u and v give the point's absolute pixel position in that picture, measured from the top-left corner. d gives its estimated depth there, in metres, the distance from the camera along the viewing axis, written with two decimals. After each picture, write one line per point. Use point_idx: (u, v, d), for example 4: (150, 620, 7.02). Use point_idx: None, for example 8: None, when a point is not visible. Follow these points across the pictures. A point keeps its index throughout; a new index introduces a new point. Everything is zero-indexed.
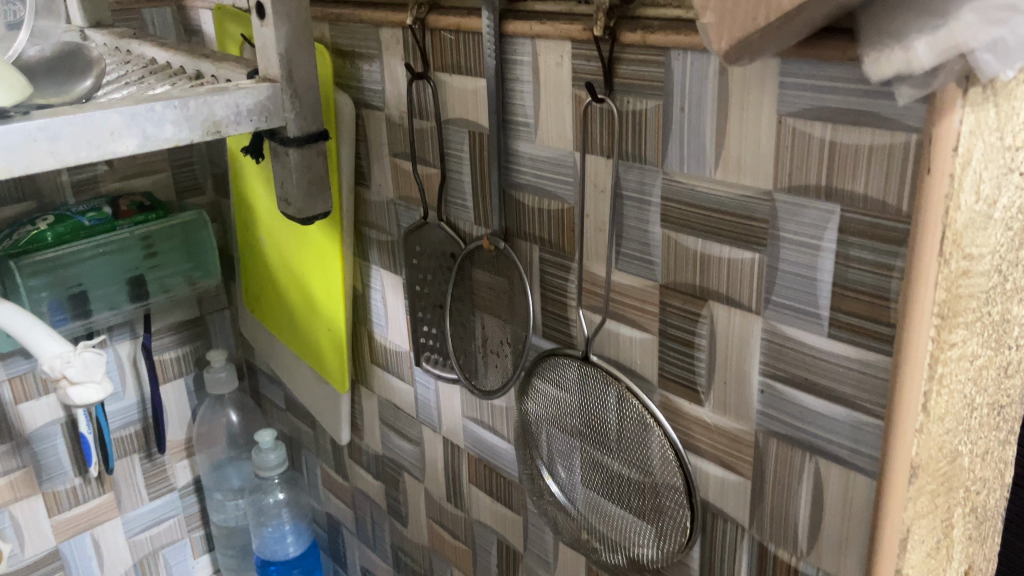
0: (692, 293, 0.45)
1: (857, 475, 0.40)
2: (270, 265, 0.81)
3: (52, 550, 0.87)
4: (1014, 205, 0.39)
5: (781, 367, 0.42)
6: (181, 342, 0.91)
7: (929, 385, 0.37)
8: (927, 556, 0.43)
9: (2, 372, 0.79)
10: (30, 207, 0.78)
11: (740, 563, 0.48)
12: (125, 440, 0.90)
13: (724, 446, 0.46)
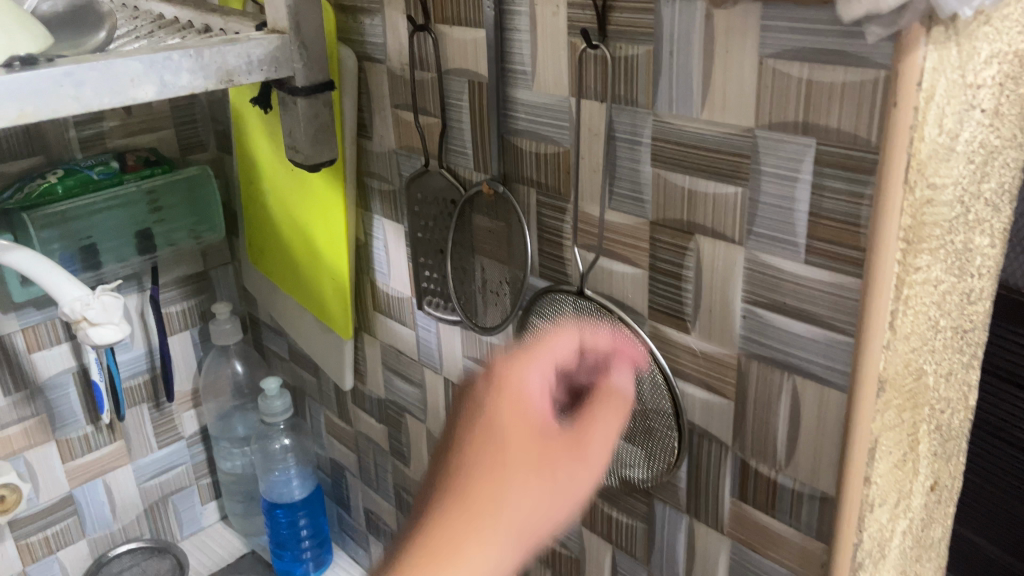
0: (680, 228, 0.48)
1: (830, 390, 0.44)
2: (274, 217, 0.83)
3: (66, 495, 0.90)
4: (975, 140, 0.42)
5: (762, 294, 0.45)
6: (187, 296, 0.94)
7: (895, 304, 0.41)
8: (894, 468, 0.47)
9: (15, 322, 0.82)
10: (40, 162, 0.80)
11: (724, 480, 0.51)
12: (135, 389, 0.93)
13: (709, 371, 0.50)
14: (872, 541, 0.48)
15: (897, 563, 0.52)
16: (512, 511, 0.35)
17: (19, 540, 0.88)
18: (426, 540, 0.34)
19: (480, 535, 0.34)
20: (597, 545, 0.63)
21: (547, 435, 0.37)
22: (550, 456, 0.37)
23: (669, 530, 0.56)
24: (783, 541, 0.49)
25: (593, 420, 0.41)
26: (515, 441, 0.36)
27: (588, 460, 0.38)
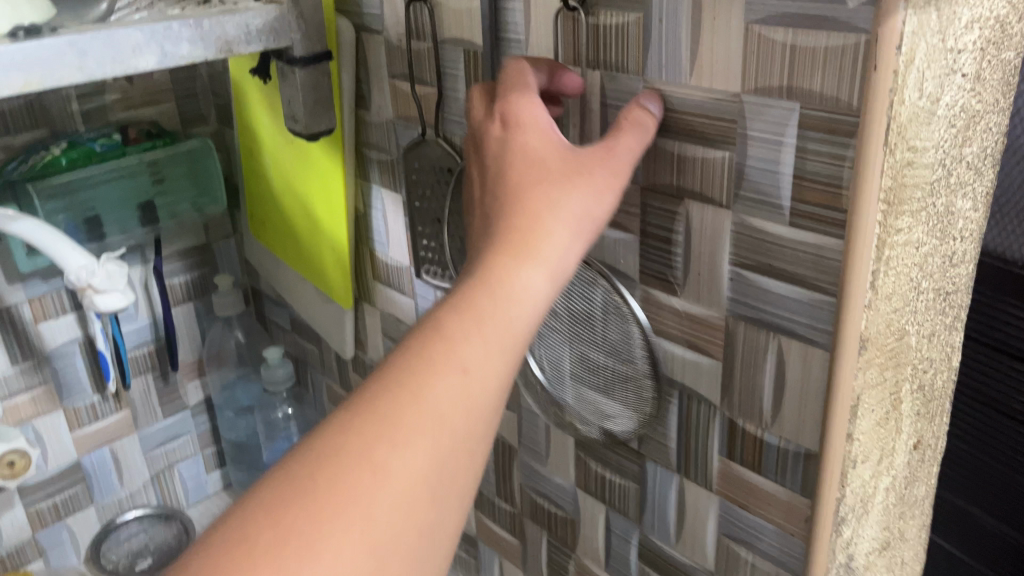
0: (670, 193, 0.49)
1: (814, 348, 0.45)
2: (275, 189, 0.85)
3: (74, 462, 0.92)
4: (956, 104, 0.43)
5: (748, 256, 0.46)
6: (191, 268, 0.95)
7: (876, 265, 0.42)
8: (877, 426, 0.49)
9: (22, 293, 0.83)
10: (43, 135, 0.81)
11: (713, 438, 0.53)
12: (140, 359, 0.94)
13: (698, 332, 0.51)
14: (854, 496, 0.50)
15: (880, 519, 0.53)
16: (566, 205, 0.39)
17: (29, 507, 0.90)
18: (481, 263, 0.38)
19: (527, 264, 0.37)
20: (592, 505, 0.65)
21: (583, 150, 0.42)
22: (582, 164, 0.41)
23: (660, 489, 0.58)
24: (769, 497, 0.51)
25: (622, 130, 0.44)
26: (552, 159, 0.41)
27: (615, 155, 0.43)
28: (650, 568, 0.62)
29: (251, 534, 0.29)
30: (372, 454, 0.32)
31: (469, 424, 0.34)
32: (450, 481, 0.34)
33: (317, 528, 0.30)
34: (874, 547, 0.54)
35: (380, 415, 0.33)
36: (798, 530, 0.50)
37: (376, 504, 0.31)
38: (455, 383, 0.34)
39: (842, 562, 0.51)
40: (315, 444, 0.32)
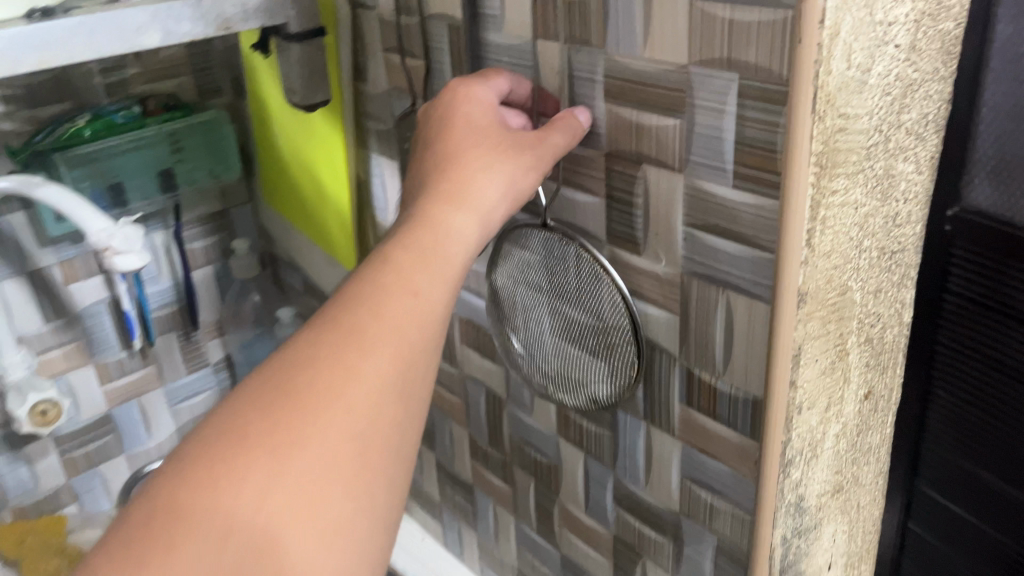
0: (630, 158, 0.53)
1: (757, 303, 0.49)
2: (284, 156, 0.89)
3: (104, 414, 0.99)
4: (889, 73, 0.46)
5: (699, 216, 0.50)
6: (209, 233, 1.00)
7: (811, 225, 0.46)
8: (822, 375, 0.52)
9: (53, 256, 0.89)
10: (69, 107, 0.86)
11: (674, 388, 0.57)
12: (164, 319, 1.01)
13: (657, 288, 0.55)
14: (802, 440, 0.54)
15: (831, 464, 0.57)
16: (495, 171, 0.50)
17: (64, 455, 0.97)
18: (423, 217, 0.48)
19: (461, 209, 0.49)
20: (572, 452, 0.69)
21: (517, 133, 0.52)
22: (513, 141, 0.52)
23: (630, 435, 0.63)
24: (723, 441, 0.55)
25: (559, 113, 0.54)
26: (486, 134, 0.52)
27: (545, 142, 0.52)
28: (624, 508, 0.67)
29: (252, 418, 0.38)
30: (344, 359, 0.40)
31: (423, 331, 0.43)
32: (415, 376, 0.42)
33: (306, 409, 0.38)
34: (824, 489, 0.58)
35: (348, 325, 0.41)
36: (749, 471, 0.55)
37: (352, 397, 0.39)
38: (407, 300, 0.43)
39: (792, 501, 0.56)
40: (297, 351, 0.41)
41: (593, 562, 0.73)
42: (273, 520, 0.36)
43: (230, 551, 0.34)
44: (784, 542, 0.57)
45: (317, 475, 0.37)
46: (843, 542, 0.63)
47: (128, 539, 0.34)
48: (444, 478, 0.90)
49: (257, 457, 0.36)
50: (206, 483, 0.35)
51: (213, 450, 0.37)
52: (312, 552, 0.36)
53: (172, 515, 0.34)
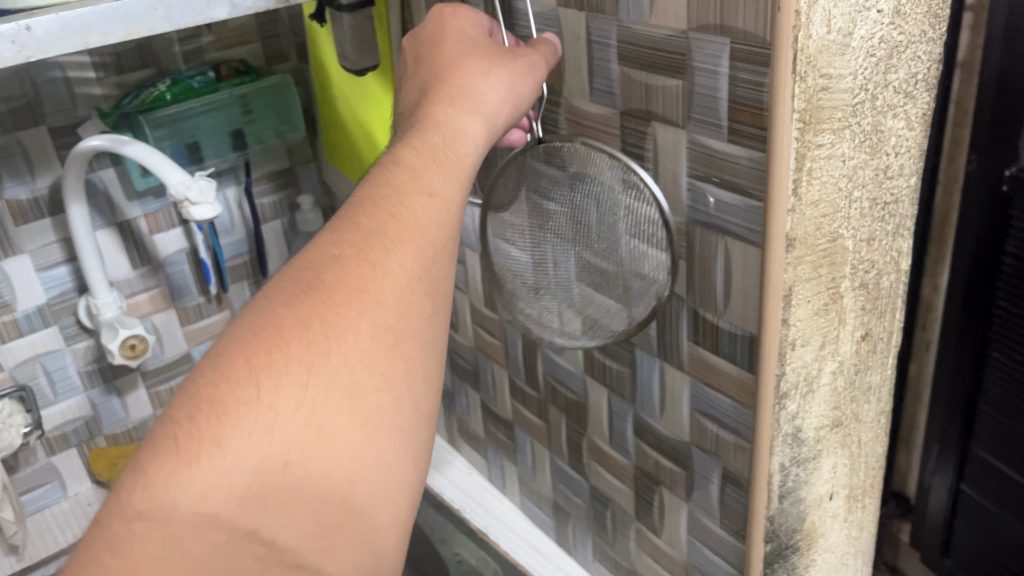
0: (641, 115, 0.58)
1: (750, 247, 0.54)
2: (342, 117, 0.97)
3: (185, 353, 1.10)
4: (872, 36, 0.50)
5: (700, 169, 0.55)
6: (277, 189, 1.10)
7: (796, 175, 0.51)
8: (816, 315, 0.57)
9: (139, 209, 0.99)
10: (150, 74, 0.95)
11: (682, 327, 0.63)
12: (237, 268, 1.10)
13: (666, 234, 0.60)
14: (796, 375, 0.59)
15: (828, 399, 0.62)
16: (491, 77, 0.55)
17: (150, 389, 1.08)
18: (433, 120, 0.52)
19: (467, 113, 0.53)
20: (597, 388, 0.76)
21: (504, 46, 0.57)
22: (503, 53, 0.57)
23: (647, 372, 0.69)
24: (727, 376, 0.61)
25: (538, 44, 0.60)
26: (479, 48, 0.57)
27: (527, 56, 0.58)
28: (643, 440, 0.73)
29: (284, 316, 0.40)
30: (365, 257, 0.43)
31: (438, 232, 0.46)
32: (435, 275, 0.45)
33: (336, 304, 0.41)
34: (822, 423, 0.63)
35: (366, 229, 0.44)
36: (748, 402, 0.60)
37: (377, 292, 0.42)
38: (422, 202, 0.46)
39: (789, 431, 0.61)
40: (322, 254, 0.43)
41: (617, 491, 0.79)
42: (313, 412, 0.39)
43: (276, 440, 0.38)
44: (782, 470, 0.62)
45: (353, 369, 0.40)
46: (844, 475, 0.67)
47: (174, 438, 0.37)
48: (488, 416, 0.98)
49: (292, 351, 0.39)
50: (246, 379, 0.38)
51: (250, 347, 0.39)
52: (353, 438, 0.40)
53: (220, 407, 0.37)
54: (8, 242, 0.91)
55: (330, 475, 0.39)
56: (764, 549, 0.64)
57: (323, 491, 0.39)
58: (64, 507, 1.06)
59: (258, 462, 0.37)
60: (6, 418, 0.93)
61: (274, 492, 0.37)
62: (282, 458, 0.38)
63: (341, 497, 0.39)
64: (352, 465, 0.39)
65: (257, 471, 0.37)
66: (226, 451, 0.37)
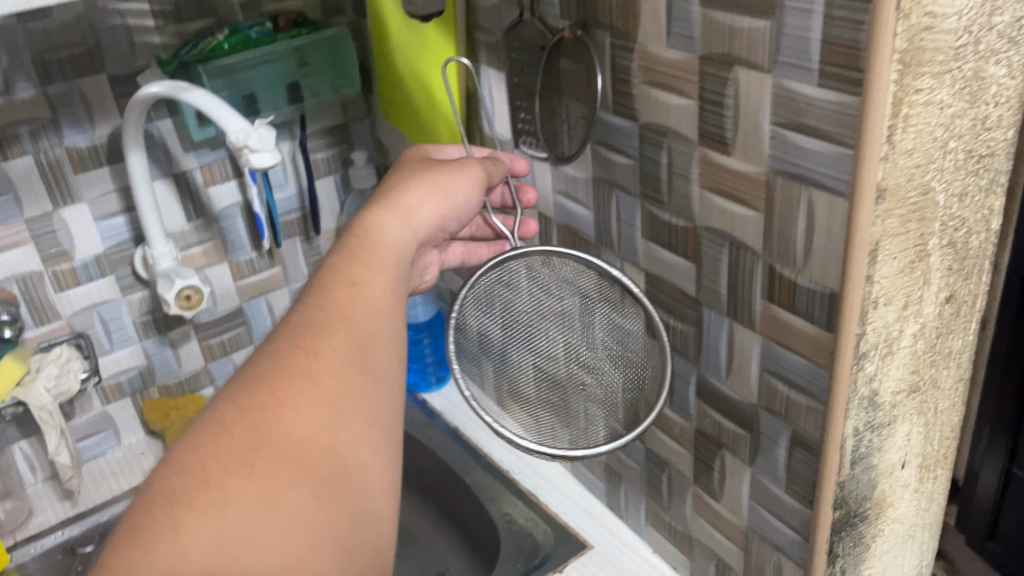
0: (723, 61, 0.55)
1: (836, 198, 0.51)
2: (399, 71, 0.95)
3: (237, 308, 1.10)
4: None
5: (785, 116, 0.52)
6: (331, 145, 1.09)
7: (892, 122, 0.48)
8: (901, 273, 0.55)
9: (195, 160, 0.99)
10: (209, 24, 0.94)
11: (757, 284, 0.60)
12: (289, 224, 1.10)
13: (743, 187, 0.58)
14: (877, 335, 0.56)
15: (907, 362, 0.60)
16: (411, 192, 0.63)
17: (202, 341, 1.08)
18: (362, 223, 0.58)
19: (388, 217, 0.60)
20: (659, 349, 0.74)
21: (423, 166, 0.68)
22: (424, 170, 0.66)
23: (714, 332, 0.66)
24: (802, 335, 0.58)
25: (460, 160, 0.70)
26: (408, 172, 0.67)
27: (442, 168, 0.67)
28: (705, 402, 0.71)
29: (228, 411, 0.44)
30: (301, 351, 0.47)
31: (369, 316, 0.51)
32: (371, 355, 0.49)
33: (277, 389, 0.45)
34: (900, 387, 0.61)
35: (300, 330, 0.49)
36: (825, 362, 0.57)
37: (314, 375, 0.46)
38: (349, 292, 0.52)
39: (865, 394, 0.58)
40: (264, 357, 0.47)
41: (675, 454, 0.78)
42: (264, 487, 0.41)
43: (230, 517, 0.39)
44: (856, 434, 0.60)
45: (298, 445, 0.43)
46: (919, 444, 0.66)
47: (137, 531, 0.39)
48: None
49: (238, 436, 0.42)
50: (196, 470, 0.41)
51: (199, 442, 0.42)
52: (309, 507, 0.42)
53: (172, 499, 0.40)
54: (67, 190, 0.92)
55: (291, 542, 0.40)
56: (832, 516, 0.63)
57: (285, 562, 0.40)
58: (119, 456, 1.07)
59: (218, 535, 0.39)
60: (64, 364, 0.94)
61: (236, 566, 0.39)
62: (239, 534, 0.39)
63: (306, 565, 0.40)
64: (310, 533, 0.41)
65: (216, 549, 0.39)
66: (183, 533, 0.38)
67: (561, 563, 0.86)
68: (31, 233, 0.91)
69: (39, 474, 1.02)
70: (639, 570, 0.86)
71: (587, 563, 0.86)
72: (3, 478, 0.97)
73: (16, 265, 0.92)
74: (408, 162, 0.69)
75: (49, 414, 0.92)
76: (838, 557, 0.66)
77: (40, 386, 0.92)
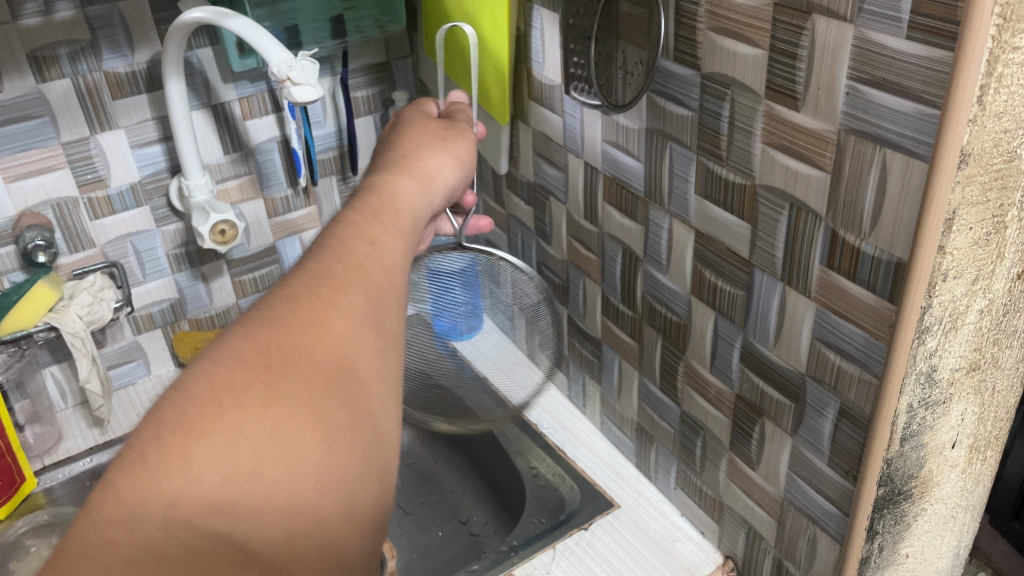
0: (799, 8, 0.52)
1: (915, 161, 0.48)
2: (448, 9, 0.91)
3: (270, 246, 1.08)
4: None
5: (865, 71, 0.49)
6: (372, 83, 1.06)
7: (986, 80, 0.45)
8: (974, 245, 0.52)
9: (234, 92, 0.96)
10: None
11: (816, 248, 0.57)
12: (326, 162, 1.08)
13: (809, 144, 0.55)
14: (942, 309, 0.53)
15: (970, 339, 0.58)
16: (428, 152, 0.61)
17: (235, 277, 1.07)
18: (380, 186, 0.54)
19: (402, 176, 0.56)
20: (703, 311, 0.72)
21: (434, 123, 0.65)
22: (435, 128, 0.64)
23: (766, 296, 0.64)
24: (859, 303, 0.55)
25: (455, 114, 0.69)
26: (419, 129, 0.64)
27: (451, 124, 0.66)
28: (749, 367, 0.69)
29: (242, 344, 0.38)
30: (321, 294, 0.42)
31: (387, 277, 0.46)
32: (389, 312, 0.44)
33: (295, 329, 0.40)
34: (959, 364, 0.58)
35: (321, 275, 0.43)
36: (883, 334, 0.54)
37: (333, 320, 0.41)
38: (366, 249, 0.46)
39: (923, 370, 0.56)
40: (278, 293, 0.42)
41: (712, 419, 0.76)
42: (277, 425, 0.37)
43: (243, 453, 0.36)
44: (909, 411, 0.57)
45: (316, 388, 0.38)
46: (971, 423, 0.64)
47: (141, 455, 0.35)
48: (574, 332, 0.94)
49: (252, 373, 0.37)
50: (208, 399, 0.36)
51: (212, 366, 0.37)
52: (320, 456, 0.37)
53: (181, 427, 0.35)
54: (104, 115, 0.90)
55: (302, 486, 0.37)
56: (875, 492, 0.61)
57: (292, 506, 0.36)
58: (148, 385, 1.07)
59: (225, 472, 0.35)
60: (97, 292, 0.93)
61: (242, 500, 0.35)
62: (249, 469, 0.36)
63: (311, 511, 0.37)
64: (321, 480, 0.37)
65: (225, 483, 0.35)
66: (193, 462, 0.35)
67: (587, 521, 0.85)
68: (67, 157, 0.90)
69: (69, 400, 1.03)
70: (667, 533, 0.84)
71: (613, 522, 0.85)
72: (34, 403, 0.97)
73: (51, 189, 0.91)
74: (412, 118, 0.66)
75: (82, 341, 0.92)
76: (877, 534, 0.64)
77: (73, 314, 0.91)
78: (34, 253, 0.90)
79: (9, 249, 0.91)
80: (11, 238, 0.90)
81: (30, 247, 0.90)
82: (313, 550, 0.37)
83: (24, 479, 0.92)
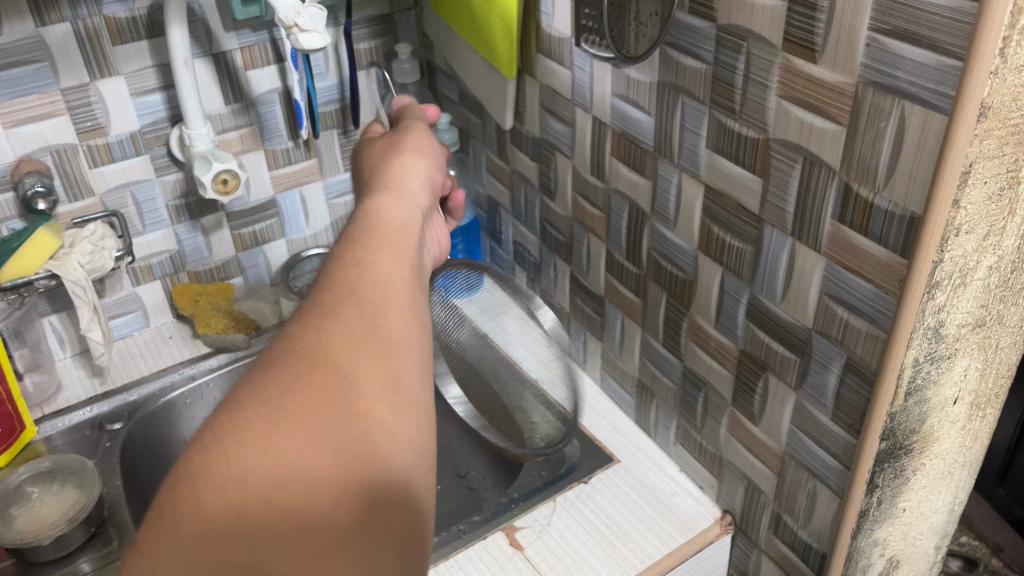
0: None
1: (933, 114, 0.48)
2: None
3: (270, 198, 1.08)
4: None
5: (887, 22, 0.49)
6: (375, 36, 1.05)
7: (1008, 33, 0.44)
8: (988, 201, 0.52)
9: (235, 42, 0.95)
10: None
11: (828, 203, 0.57)
12: (327, 115, 1.07)
13: (827, 98, 0.54)
14: (953, 264, 0.54)
15: (978, 295, 0.58)
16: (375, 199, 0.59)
17: (234, 231, 1.07)
18: (367, 209, 0.58)
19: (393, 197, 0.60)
20: (710, 267, 0.72)
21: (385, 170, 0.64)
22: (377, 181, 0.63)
23: (774, 252, 0.64)
24: (872, 260, 0.56)
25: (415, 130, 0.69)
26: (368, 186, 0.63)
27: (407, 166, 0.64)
28: (754, 323, 0.69)
29: (246, 397, 0.44)
30: (315, 334, 0.46)
31: (382, 291, 0.49)
32: (387, 327, 0.47)
33: (291, 370, 0.45)
34: (966, 320, 0.59)
35: (319, 312, 0.48)
36: (892, 289, 0.55)
37: (326, 350, 0.46)
38: (354, 270, 0.50)
39: (931, 325, 0.56)
40: (279, 343, 0.47)
41: (714, 374, 0.77)
42: (280, 452, 0.41)
43: (250, 486, 0.40)
44: (915, 365, 0.58)
45: (315, 411, 0.43)
46: (974, 379, 0.65)
47: (163, 513, 0.41)
48: (576, 290, 0.95)
49: (251, 416, 0.43)
50: (212, 447, 0.42)
51: (218, 421, 0.43)
52: (328, 467, 0.41)
53: (191, 477, 0.41)
54: (104, 61, 0.88)
55: (315, 500, 0.40)
56: (878, 446, 0.62)
57: (309, 518, 0.40)
58: (147, 336, 1.08)
59: (237, 506, 0.40)
60: (98, 241, 0.93)
61: (259, 526, 0.40)
62: (259, 499, 0.40)
63: (330, 523, 0.40)
64: (332, 492, 0.40)
65: (237, 513, 0.40)
66: (204, 504, 0.40)
67: (587, 474, 0.87)
68: (66, 104, 0.89)
69: (68, 350, 1.03)
70: (666, 488, 0.85)
71: (612, 476, 0.87)
72: (33, 350, 0.97)
73: (50, 135, 0.89)
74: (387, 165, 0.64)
75: (83, 290, 0.91)
76: (877, 487, 0.65)
77: (74, 262, 0.90)
78: (34, 201, 0.89)
79: (8, 195, 0.90)
80: (10, 184, 0.89)
81: (30, 194, 0.89)
82: (342, 559, 0.40)
83: (24, 428, 0.92)
